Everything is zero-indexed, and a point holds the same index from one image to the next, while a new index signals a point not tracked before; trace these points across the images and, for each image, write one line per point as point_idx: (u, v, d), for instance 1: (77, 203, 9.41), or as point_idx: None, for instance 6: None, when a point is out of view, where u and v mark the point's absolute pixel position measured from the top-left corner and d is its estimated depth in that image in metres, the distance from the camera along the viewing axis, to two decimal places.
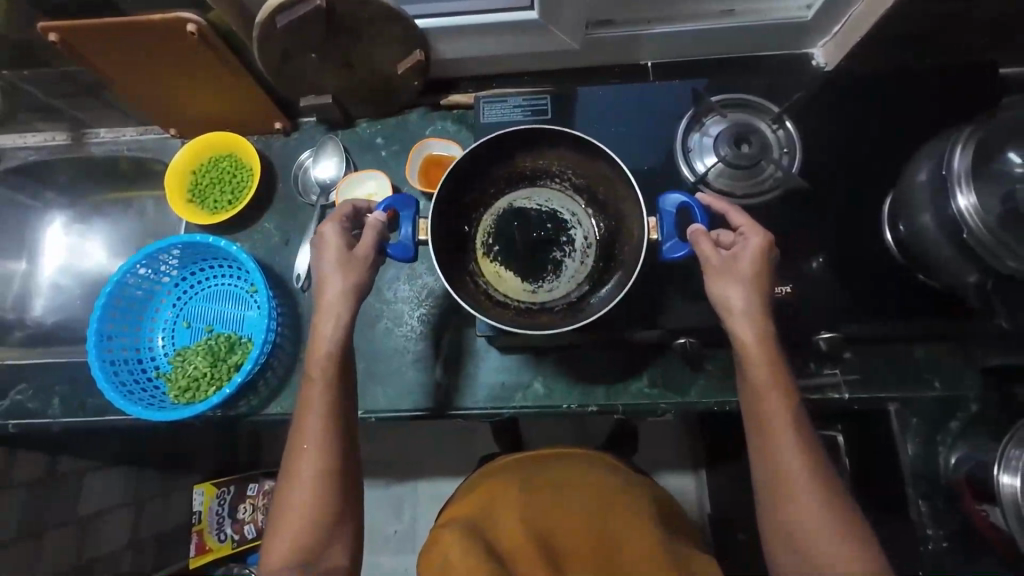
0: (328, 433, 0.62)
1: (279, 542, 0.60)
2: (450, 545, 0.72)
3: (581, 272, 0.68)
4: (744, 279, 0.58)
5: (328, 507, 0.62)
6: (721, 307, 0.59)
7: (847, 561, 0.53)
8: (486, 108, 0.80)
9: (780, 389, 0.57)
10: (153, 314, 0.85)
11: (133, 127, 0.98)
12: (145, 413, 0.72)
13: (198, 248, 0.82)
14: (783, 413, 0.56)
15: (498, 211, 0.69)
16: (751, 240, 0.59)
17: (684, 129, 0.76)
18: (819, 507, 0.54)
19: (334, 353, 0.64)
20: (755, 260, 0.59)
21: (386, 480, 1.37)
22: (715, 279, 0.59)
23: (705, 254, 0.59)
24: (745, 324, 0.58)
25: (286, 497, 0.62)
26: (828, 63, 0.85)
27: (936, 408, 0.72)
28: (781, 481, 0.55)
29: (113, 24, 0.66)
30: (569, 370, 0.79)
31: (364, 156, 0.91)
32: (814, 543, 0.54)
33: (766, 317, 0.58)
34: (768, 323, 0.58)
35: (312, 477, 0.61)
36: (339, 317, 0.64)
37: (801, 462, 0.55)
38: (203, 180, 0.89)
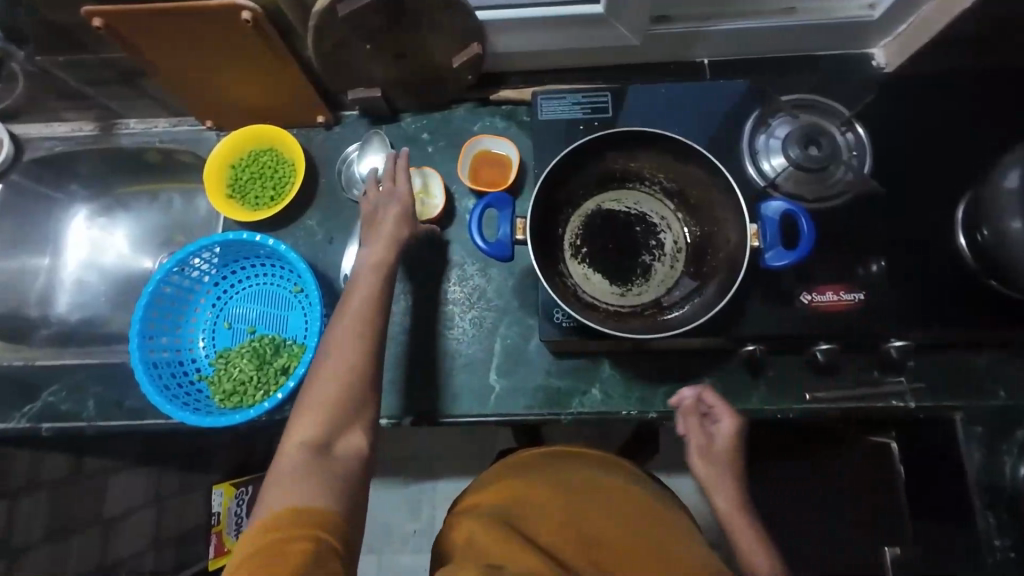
0: (363, 314, 0.61)
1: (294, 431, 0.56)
2: (473, 545, 0.65)
3: (671, 277, 0.65)
4: (721, 459, 0.69)
5: (347, 400, 0.57)
6: (703, 480, 0.69)
7: None
8: (543, 104, 0.78)
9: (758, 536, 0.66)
10: (192, 314, 0.81)
11: (164, 118, 0.94)
12: (194, 418, 0.69)
13: (242, 246, 0.79)
14: (746, 539, 0.66)
15: (586, 212, 0.67)
16: (723, 425, 0.69)
17: (750, 130, 0.74)
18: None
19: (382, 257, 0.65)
20: (729, 441, 0.69)
21: (409, 481, 1.34)
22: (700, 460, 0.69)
23: (691, 431, 0.70)
24: (722, 494, 0.68)
25: (312, 383, 0.58)
26: (888, 64, 0.82)
27: (1001, 417, 0.71)
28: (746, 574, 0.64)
29: (167, 7, 0.63)
30: (627, 375, 0.77)
31: (409, 153, 0.88)
32: None
33: (735, 484, 0.69)
34: (735, 477, 0.69)
35: (348, 357, 0.59)
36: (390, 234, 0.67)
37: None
38: (242, 174, 0.85)
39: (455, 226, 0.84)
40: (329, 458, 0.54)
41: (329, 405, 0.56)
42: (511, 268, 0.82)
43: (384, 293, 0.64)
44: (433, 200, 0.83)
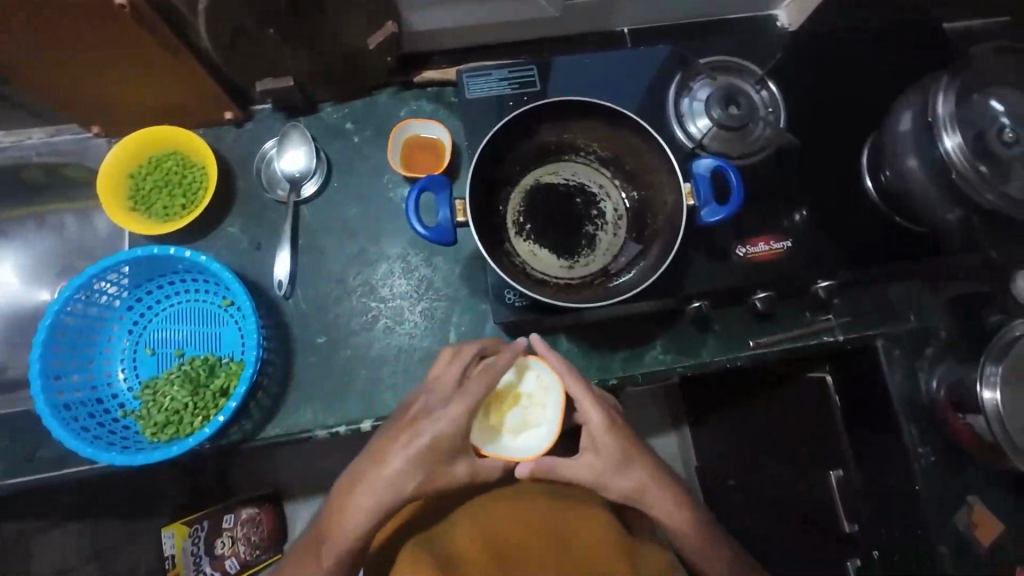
0: (362, 526, 0.61)
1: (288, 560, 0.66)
2: (410, 520, 0.72)
3: (616, 245, 0.66)
4: (618, 457, 0.64)
5: None
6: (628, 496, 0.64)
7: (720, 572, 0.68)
8: (469, 82, 0.76)
9: (695, 520, 0.67)
10: (106, 345, 0.73)
11: (39, 127, 0.83)
12: (122, 458, 0.63)
13: (154, 262, 0.71)
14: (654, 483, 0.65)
15: (526, 188, 0.66)
16: (578, 392, 0.64)
17: (674, 95, 0.76)
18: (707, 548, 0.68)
19: (399, 476, 0.60)
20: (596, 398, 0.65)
21: None
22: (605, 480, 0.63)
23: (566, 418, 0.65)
24: (633, 478, 0.64)
25: (305, 553, 0.64)
26: (791, 23, 0.86)
27: (914, 338, 0.79)
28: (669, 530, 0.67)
29: None
30: (584, 346, 0.78)
31: (334, 145, 0.82)
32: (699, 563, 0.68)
33: (640, 461, 0.65)
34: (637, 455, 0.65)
35: (334, 546, 0.61)
36: (416, 444, 0.60)
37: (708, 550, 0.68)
38: (144, 184, 0.77)
39: (393, 217, 0.81)
40: None
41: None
42: (456, 254, 0.80)
43: (388, 502, 0.61)
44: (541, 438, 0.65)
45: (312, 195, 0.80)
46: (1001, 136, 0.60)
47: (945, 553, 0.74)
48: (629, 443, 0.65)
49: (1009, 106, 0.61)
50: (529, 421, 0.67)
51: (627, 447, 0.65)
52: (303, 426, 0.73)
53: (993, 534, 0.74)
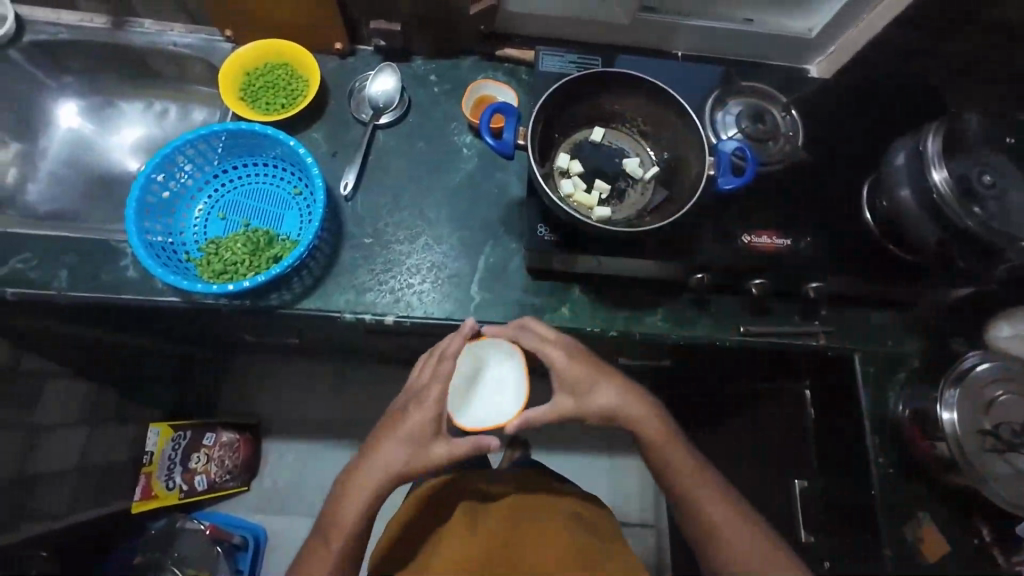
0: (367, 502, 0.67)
1: (338, 534, 0.67)
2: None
3: (642, 201, 0.76)
4: (586, 376, 0.72)
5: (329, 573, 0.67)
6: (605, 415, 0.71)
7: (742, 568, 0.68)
8: (545, 59, 0.90)
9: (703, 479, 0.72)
10: (186, 202, 0.84)
11: (180, 25, 0.96)
12: (183, 283, 0.72)
13: (249, 141, 0.83)
14: (638, 404, 0.72)
15: (574, 142, 0.78)
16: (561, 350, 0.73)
17: (711, 105, 0.88)
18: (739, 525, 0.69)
19: (372, 494, 0.67)
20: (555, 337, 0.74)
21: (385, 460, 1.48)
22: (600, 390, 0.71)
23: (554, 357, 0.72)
24: (632, 408, 0.72)
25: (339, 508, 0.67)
26: (821, 74, 1.01)
27: (888, 361, 0.87)
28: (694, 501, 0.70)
29: None
30: (594, 300, 0.86)
31: (417, 89, 0.96)
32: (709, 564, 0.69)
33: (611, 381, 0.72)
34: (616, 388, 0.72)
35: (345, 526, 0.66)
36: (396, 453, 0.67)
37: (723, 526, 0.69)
38: (256, 82, 0.91)
39: (452, 157, 0.93)
40: None
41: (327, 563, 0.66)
42: (499, 198, 0.91)
43: (383, 490, 0.67)
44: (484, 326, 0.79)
45: (389, 123, 0.93)
46: (979, 179, 0.73)
47: (888, 557, 0.78)
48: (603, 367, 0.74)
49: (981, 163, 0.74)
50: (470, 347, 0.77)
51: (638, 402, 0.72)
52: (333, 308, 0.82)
53: (939, 550, 0.78)
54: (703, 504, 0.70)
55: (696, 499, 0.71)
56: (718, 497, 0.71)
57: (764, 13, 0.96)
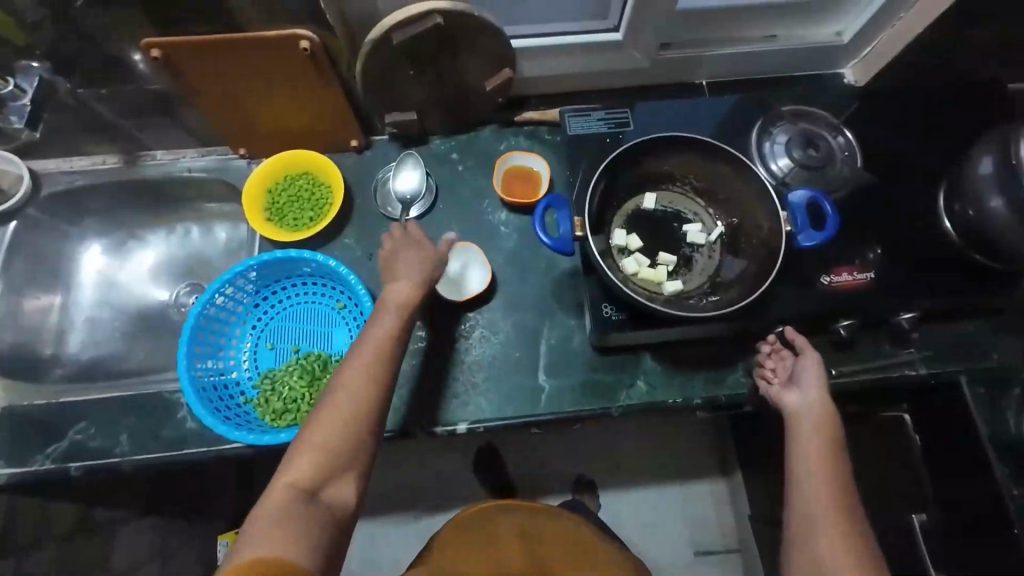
0: (369, 359, 0.61)
1: (378, 331, 0.63)
2: None
3: (711, 266, 0.71)
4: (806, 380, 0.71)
5: (347, 450, 0.56)
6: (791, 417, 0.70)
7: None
8: (571, 121, 0.85)
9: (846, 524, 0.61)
10: (233, 337, 0.81)
11: (193, 148, 0.93)
12: (250, 436, 0.69)
13: (286, 264, 0.79)
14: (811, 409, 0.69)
15: (627, 212, 0.73)
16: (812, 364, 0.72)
17: (756, 138, 0.83)
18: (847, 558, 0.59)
19: (384, 343, 0.63)
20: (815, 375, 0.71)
21: (417, 514, 1.47)
22: (788, 394, 0.71)
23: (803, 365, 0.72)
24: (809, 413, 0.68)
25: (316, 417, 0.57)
26: (858, 81, 0.95)
27: (998, 377, 0.80)
28: (811, 528, 0.62)
29: (240, 38, 0.68)
30: (668, 366, 0.81)
31: (441, 171, 0.92)
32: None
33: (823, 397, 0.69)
34: (828, 412, 0.68)
35: (349, 396, 0.58)
36: (399, 303, 0.66)
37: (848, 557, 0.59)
38: (280, 198, 0.87)
39: (490, 237, 0.89)
40: (309, 515, 0.52)
41: (337, 435, 0.56)
42: (547, 272, 0.86)
43: (399, 337, 0.64)
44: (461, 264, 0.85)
45: (420, 214, 0.89)
46: None
47: None
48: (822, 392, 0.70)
49: None
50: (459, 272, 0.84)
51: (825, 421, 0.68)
52: (404, 427, 0.77)
53: None
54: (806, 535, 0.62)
55: (812, 530, 0.62)
56: (830, 527, 0.61)
57: (787, 26, 0.91)
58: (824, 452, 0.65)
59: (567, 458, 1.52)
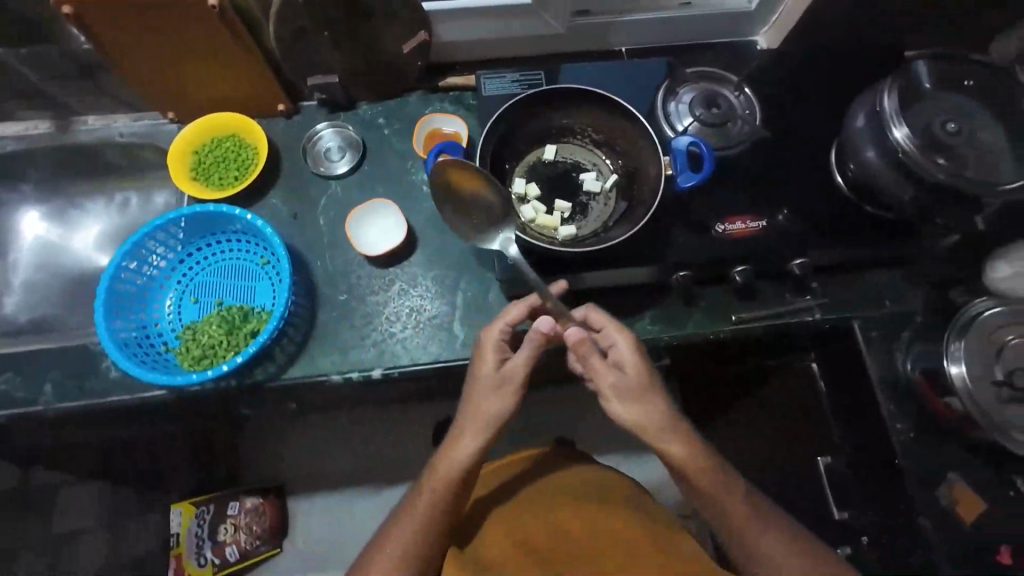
0: (471, 452, 0.67)
1: (482, 420, 0.68)
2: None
3: (605, 214, 0.75)
4: (637, 380, 0.66)
5: (430, 528, 0.65)
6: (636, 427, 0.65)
7: (765, 539, 0.63)
8: (486, 83, 0.87)
9: (720, 476, 0.65)
10: (158, 291, 0.84)
11: (125, 113, 0.96)
12: (163, 378, 0.72)
13: (207, 220, 0.82)
14: (644, 411, 0.65)
15: (529, 163, 0.77)
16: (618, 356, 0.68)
17: (662, 99, 0.86)
18: (781, 539, 0.63)
19: (479, 433, 0.68)
20: (627, 359, 0.67)
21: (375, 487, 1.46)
22: (617, 401, 0.65)
23: (597, 369, 0.66)
24: (656, 403, 0.65)
25: (412, 504, 0.66)
26: (770, 44, 0.99)
27: (890, 321, 0.84)
28: (717, 500, 0.64)
29: None
30: (578, 314, 0.85)
31: (367, 135, 0.95)
32: (747, 526, 0.63)
33: (651, 392, 0.66)
34: (654, 391, 0.66)
35: (455, 477, 0.66)
36: (503, 395, 0.69)
37: (751, 519, 0.64)
38: (206, 158, 0.90)
39: (413, 196, 0.92)
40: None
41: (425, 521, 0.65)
42: None
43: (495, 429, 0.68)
44: (371, 215, 0.89)
45: (343, 173, 0.91)
46: (943, 127, 0.71)
47: (927, 525, 0.75)
48: (648, 377, 0.66)
49: (935, 109, 0.73)
50: (367, 223, 0.88)
51: (648, 403, 0.65)
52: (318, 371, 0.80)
53: (976, 508, 0.75)
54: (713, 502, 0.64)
55: (716, 502, 0.64)
56: (726, 489, 0.64)
57: None
58: (683, 430, 0.66)
59: None
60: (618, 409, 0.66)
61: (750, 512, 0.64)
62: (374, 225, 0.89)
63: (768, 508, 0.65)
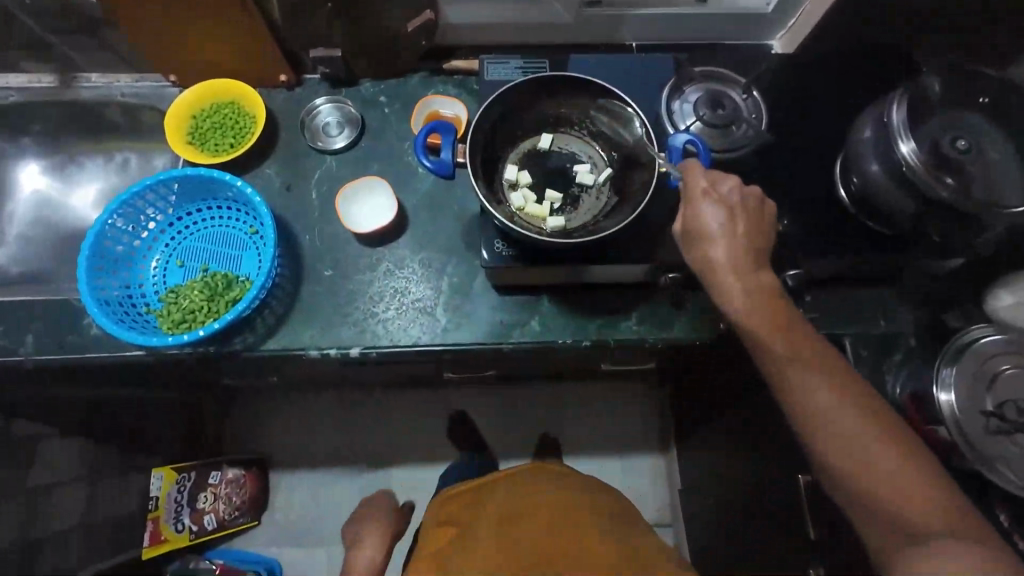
0: None
1: None
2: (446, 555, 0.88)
3: (596, 208, 0.74)
4: (739, 220, 0.63)
5: None
6: (703, 265, 0.63)
7: (907, 484, 0.54)
8: (489, 67, 0.86)
9: (871, 416, 0.57)
10: (144, 253, 0.84)
11: (127, 73, 0.96)
12: (138, 338, 0.71)
13: (197, 184, 0.82)
14: (732, 242, 0.62)
15: (523, 151, 0.76)
16: (716, 214, 0.62)
17: (666, 97, 0.84)
18: (862, 413, 0.57)
19: None
20: (733, 196, 0.63)
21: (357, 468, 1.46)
22: (698, 238, 0.63)
23: (697, 203, 0.63)
24: (725, 247, 0.62)
25: None
26: (786, 50, 0.97)
27: (883, 341, 0.82)
28: (811, 417, 0.58)
29: None
30: (562, 309, 0.83)
31: (366, 113, 0.94)
32: (895, 484, 0.54)
33: (740, 241, 0.62)
34: (749, 244, 0.62)
35: None
36: None
37: (904, 463, 0.55)
38: (204, 124, 0.90)
39: (406, 178, 0.91)
40: None
41: None
42: (459, 214, 0.89)
43: None
44: (362, 195, 0.88)
45: (338, 149, 0.91)
46: (952, 144, 0.68)
47: None
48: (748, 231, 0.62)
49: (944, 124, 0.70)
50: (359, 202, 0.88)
51: (740, 252, 0.62)
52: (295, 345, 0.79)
53: None
54: (849, 438, 0.56)
55: (844, 437, 0.56)
56: (860, 416, 0.56)
57: None
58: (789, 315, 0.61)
59: (509, 423, 1.51)
60: (717, 253, 0.62)
61: (885, 466, 0.55)
62: (364, 202, 0.88)
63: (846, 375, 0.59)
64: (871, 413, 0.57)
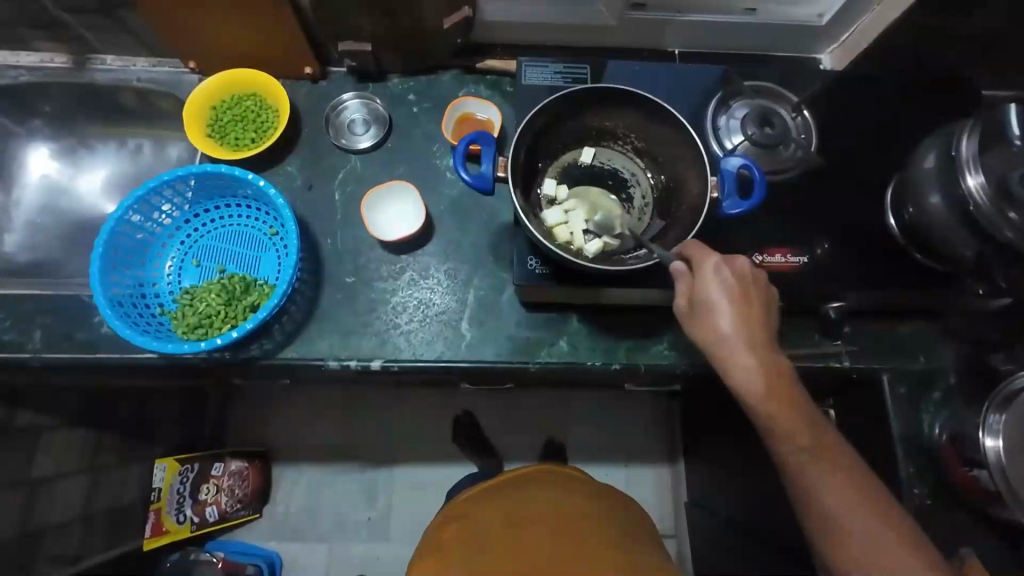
0: None
1: None
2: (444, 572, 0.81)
3: (638, 229, 0.71)
4: (747, 300, 0.59)
5: None
6: (708, 341, 0.60)
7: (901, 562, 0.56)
8: (527, 70, 0.82)
9: (861, 497, 0.58)
10: (159, 250, 0.80)
11: (143, 57, 0.92)
12: (153, 344, 0.68)
13: (217, 181, 0.78)
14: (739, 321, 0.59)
15: (563, 164, 0.73)
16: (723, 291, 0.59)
17: (712, 112, 0.80)
18: (850, 494, 0.58)
19: None
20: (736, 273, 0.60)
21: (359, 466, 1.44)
22: (706, 313, 0.60)
23: (704, 278, 0.60)
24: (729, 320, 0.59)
25: None
26: (835, 66, 0.92)
27: (921, 378, 0.79)
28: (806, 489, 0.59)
29: None
30: (590, 329, 0.80)
31: (393, 111, 0.90)
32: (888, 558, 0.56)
33: (747, 319, 0.59)
34: (759, 325, 0.60)
35: None
36: None
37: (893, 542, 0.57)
38: (224, 116, 0.86)
39: (433, 182, 0.87)
40: None
41: None
42: (486, 223, 0.85)
43: None
44: (389, 199, 0.84)
45: (365, 149, 0.87)
46: None
47: None
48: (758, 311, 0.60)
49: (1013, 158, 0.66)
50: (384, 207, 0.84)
51: (751, 329, 0.59)
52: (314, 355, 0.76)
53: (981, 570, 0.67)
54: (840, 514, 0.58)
55: (833, 517, 0.58)
56: (850, 496, 0.58)
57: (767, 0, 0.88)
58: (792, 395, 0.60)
59: (515, 426, 1.48)
60: (722, 323, 0.59)
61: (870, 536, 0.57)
62: (391, 208, 0.84)
63: (838, 458, 0.60)
64: (858, 485, 0.59)
